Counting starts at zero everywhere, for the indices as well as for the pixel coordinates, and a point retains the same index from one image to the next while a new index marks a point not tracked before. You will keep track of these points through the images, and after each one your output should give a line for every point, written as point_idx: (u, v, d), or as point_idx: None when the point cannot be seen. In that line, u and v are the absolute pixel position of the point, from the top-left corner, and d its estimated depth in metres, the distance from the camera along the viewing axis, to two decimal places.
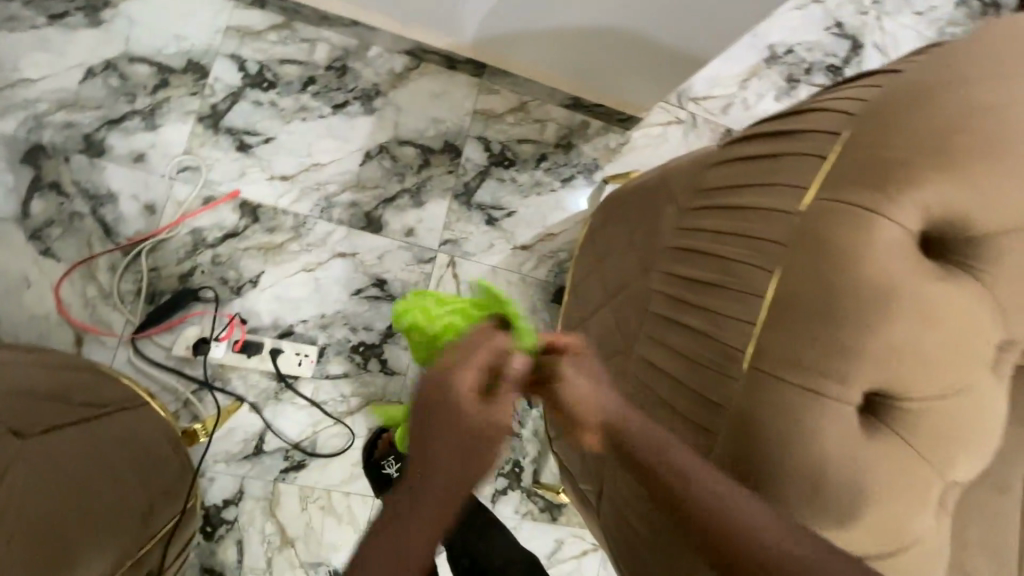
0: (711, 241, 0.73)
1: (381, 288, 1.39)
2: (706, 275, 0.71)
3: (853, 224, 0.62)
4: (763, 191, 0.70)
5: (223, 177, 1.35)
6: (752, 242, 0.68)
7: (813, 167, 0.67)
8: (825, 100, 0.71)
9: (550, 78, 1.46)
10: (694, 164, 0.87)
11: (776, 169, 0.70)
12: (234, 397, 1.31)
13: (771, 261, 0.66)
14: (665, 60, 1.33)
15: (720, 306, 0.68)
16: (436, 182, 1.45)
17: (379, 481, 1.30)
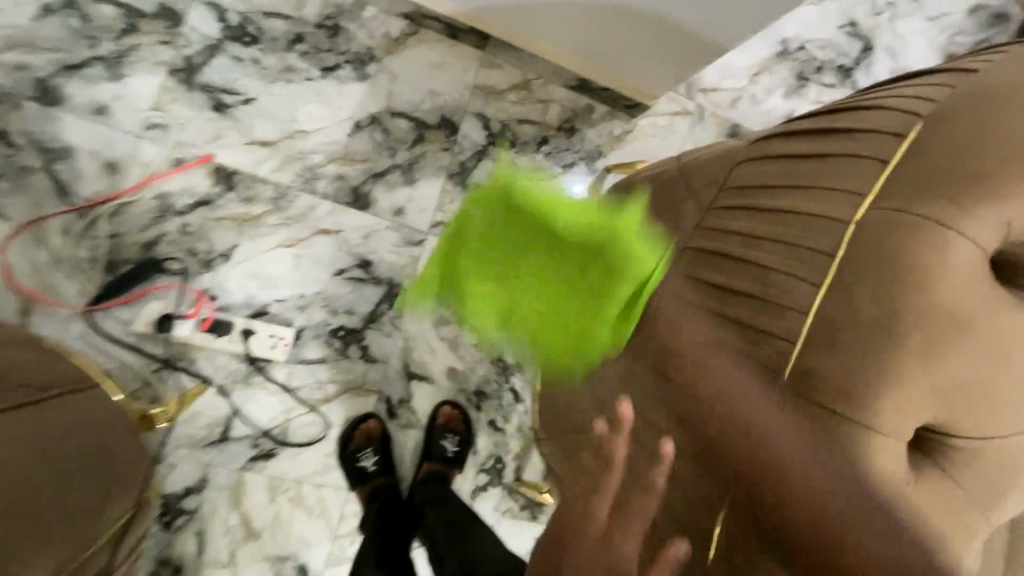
0: (746, 249, 0.71)
1: (365, 269, 1.30)
2: (746, 286, 0.70)
3: (918, 240, 0.61)
4: (815, 197, 0.68)
5: (196, 139, 1.23)
6: (797, 250, 0.67)
7: (870, 173, 0.65)
8: (878, 101, 0.70)
9: (559, 59, 1.35)
10: (716, 158, 0.85)
11: (828, 173, 0.68)
12: (200, 379, 1.21)
13: (821, 273, 0.65)
14: (672, 53, 1.17)
15: (756, 320, 0.68)
16: (430, 159, 1.35)
17: (354, 475, 1.24)
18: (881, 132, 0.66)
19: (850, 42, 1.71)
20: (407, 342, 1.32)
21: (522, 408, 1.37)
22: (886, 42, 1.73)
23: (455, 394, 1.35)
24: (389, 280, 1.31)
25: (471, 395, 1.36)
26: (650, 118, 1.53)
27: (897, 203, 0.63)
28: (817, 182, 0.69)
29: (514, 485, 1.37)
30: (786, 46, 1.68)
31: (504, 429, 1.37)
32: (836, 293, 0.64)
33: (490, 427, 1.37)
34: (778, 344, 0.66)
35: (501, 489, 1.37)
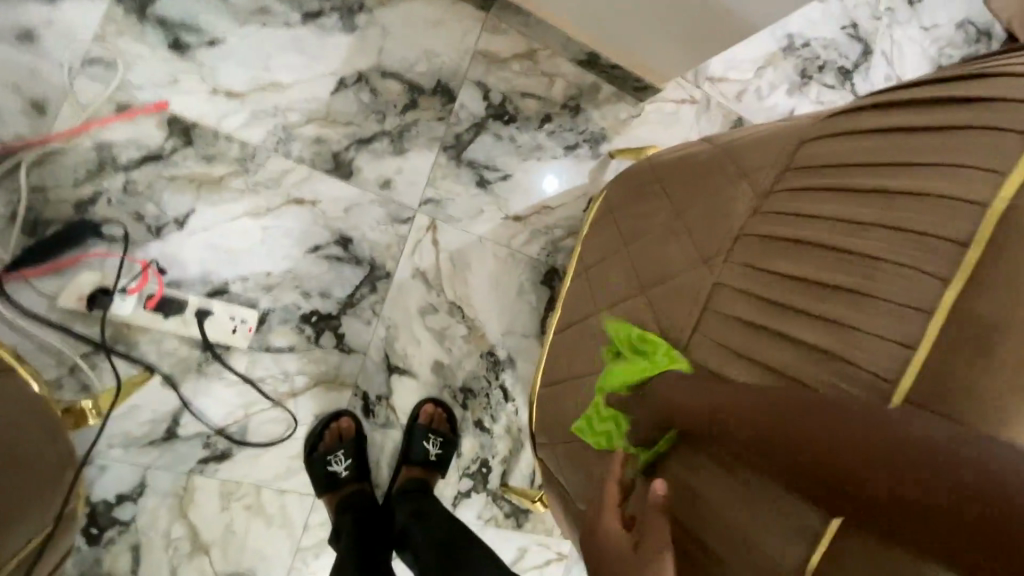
0: (834, 235, 0.60)
1: (344, 248, 1.14)
2: (837, 277, 0.58)
3: None
4: (932, 177, 0.55)
5: (146, 82, 1.05)
6: (909, 237, 0.55)
7: (1008, 148, 0.52)
8: (991, 67, 0.56)
9: (566, 23, 1.23)
10: (771, 135, 0.74)
11: (943, 149, 0.55)
12: (142, 366, 1.03)
13: (944, 265, 0.52)
14: (693, 39, 1.09)
15: (861, 321, 0.55)
16: (423, 128, 1.20)
17: (324, 480, 1.09)
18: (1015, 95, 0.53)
19: (852, 45, 1.54)
20: (390, 331, 1.17)
21: (512, 408, 1.24)
22: (885, 47, 1.57)
23: (440, 392, 1.21)
24: (371, 261, 1.16)
25: (457, 392, 1.22)
26: (657, 104, 1.38)
27: None
28: (928, 160, 0.56)
29: (499, 491, 1.25)
30: (791, 41, 1.50)
31: (491, 430, 1.24)
32: (973, 298, 0.50)
33: (476, 427, 1.23)
34: (883, 348, 0.53)
35: (485, 496, 1.24)
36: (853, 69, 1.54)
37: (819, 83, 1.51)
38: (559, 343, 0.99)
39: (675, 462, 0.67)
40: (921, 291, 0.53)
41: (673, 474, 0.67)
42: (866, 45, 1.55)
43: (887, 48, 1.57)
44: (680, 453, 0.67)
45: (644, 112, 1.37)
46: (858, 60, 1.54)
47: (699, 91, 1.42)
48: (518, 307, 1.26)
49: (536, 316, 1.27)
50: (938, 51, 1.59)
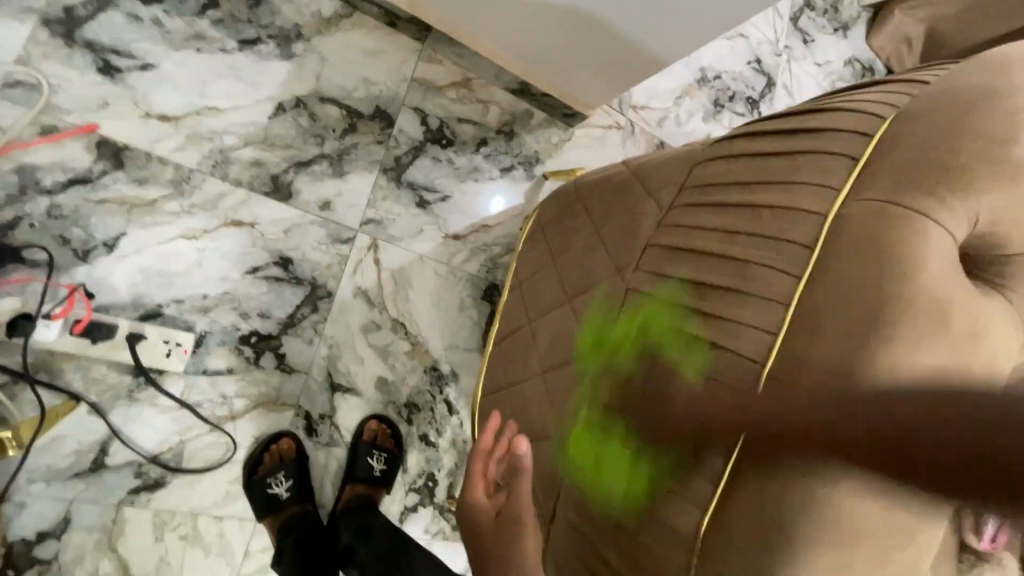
0: (716, 244, 0.67)
1: (284, 268, 1.15)
2: (714, 277, 0.65)
3: (898, 227, 0.55)
4: (789, 190, 0.62)
5: (76, 106, 1.04)
6: (773, 244, 0.62)
7: (841, 170, 0.60)
8: (845, 103, 0.65)
9: (484, 48, 1.27)
10: (673, 159, 0.83)
11: (791, 167, 0.64)
12: (67, 395, 0.99)
13: (799, 265, 0.59)
14: (601, 67, 1.18)
15: (736, 315, 0.62)
16: (362, 151, 1.24)
17: (264, 504, 1.08)
18: (849, 129, 0.62)
19: (757, 77, 1.72)
20: (332, 350, 1.19)
21: (457, 420, 1.27)
22: (786, 80, 1.75)
23: (384, 408, 1.23)
24: (312, 282, 1.18)
25: (402, 408, 1.24)
26: (586, 129, 1.47)
27: (881, 197, 0.57)
28: (782, 178, 0.64)
29: (446, 504, 1.27)
30: (704, 74, 1.66)
31: (435, 443, 1.26)
32: (816, 293, 0.58)
33: (422, 442, 1.25)
34: (759, 336, 0.60)
35: (432, 510, 1.26)
36: (759, 98, 1.71)
37: (731, 111, 1.67)
38: (498, 353, 1.04)
39: (595, 450, 0.72)
40: (778, 287, 0.60)
41: (592, 462, 0.72)
42: (769, 78, 1.73)
43: (789, 80, 1.76)
44: (599, 440, 0.72)
45: (573, 137, 1.46)
46: (762, 90, 1.71)
47: (624, 118, 1.54)
48: (459, 322, 1.30)
49: (477, 329, 1.32)
50: (832, 82, 1.78)
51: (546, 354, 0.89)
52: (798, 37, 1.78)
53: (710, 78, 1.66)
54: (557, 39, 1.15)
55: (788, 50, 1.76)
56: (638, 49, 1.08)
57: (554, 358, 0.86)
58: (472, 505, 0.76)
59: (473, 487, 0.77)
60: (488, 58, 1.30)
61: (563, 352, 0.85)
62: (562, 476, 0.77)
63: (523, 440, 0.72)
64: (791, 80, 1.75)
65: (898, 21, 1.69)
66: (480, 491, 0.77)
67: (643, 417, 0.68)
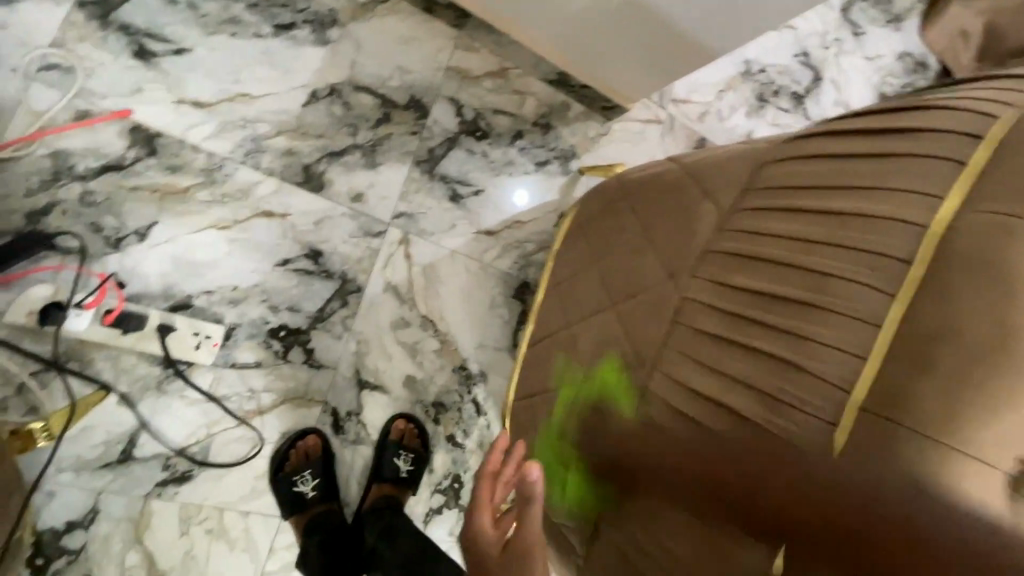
0: (789, 253, 0.61)
1: (314, 261, 1.13)
2: (784, 289, 0.59)
3: (1011, 240, 0.48)
4: (877, 198, 0.56)
5: (109, 90, 1.02)
6: (856, 255, 0.55)
7: (946, 175, 0.53)
8: (938, 101, 0.58)
9: (520, 35, 1.24)
10: (732, 158, 0.77)
11: (877, 172, 0.58)
12: (96, 385, 0.98)
13: (894, 281, 0.52)
14: (641, 61, 1.12)
15: (810, 333, 0.55)
16: (396, 142, 1.20)
17: (289, 503, 1.06)
18: (954, 128, 0.55)
19: (804, 71, 1.62)
20: (361, 345, 1.16)
21: (485, 422, 1.23)
22: (834, 74, 1.65)
23: (411, 407, 1.19)
24: (342, 275, 1.15)
25: (429, 407, 1.21)
26: (624, 123, 1.41)
27: (997, 207, 0.50)
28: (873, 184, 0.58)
29: None
30: (749, 67, 1.58)
31: (462, 444, 1.22)
32: (914, 313, 0.50)
33: (448, 442, 1.22)
34: (842, 359, 0.53)
35: (457, 512, 1.22)
36: (805, 93, 1.62)
37: (775, 106, 1.59)
38: (535, 355, 1.01)
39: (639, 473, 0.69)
40: (863, 303, 0.53)
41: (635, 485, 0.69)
42: (817, 71, 1.63)
43: (837, 74, 1.66)
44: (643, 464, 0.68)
45: (611, 131, 1.40)
46: (808, 85, 1.62)
47: (664, 112, 1.47)
48: (490, 321, 1.26)
49: (507, 328, 1.27)
50: (883, 77, 1.68)
51: (587, 361, 0.84)
52: (848, 29, 1.68)
53: (754, 72, 1.58)
54: (596, 34, 1.11)
55: (837, 43, 1.66)
56: (683, 43, 1.01)
57: (594, 367, 0.82)
58: (482, 536, 0.72)
59: (482, 516, 0.73)
60: (526, 47, 1.28)
61: (605, 361, 0.80)
62: (605, 492, 0.74)
63: (533, 466, 0.66)
64: (839, 74, 1.66)
65: (958, 11, 1.58)
66: (487, 520, 0.73)
67: (696, 439, 0.62)
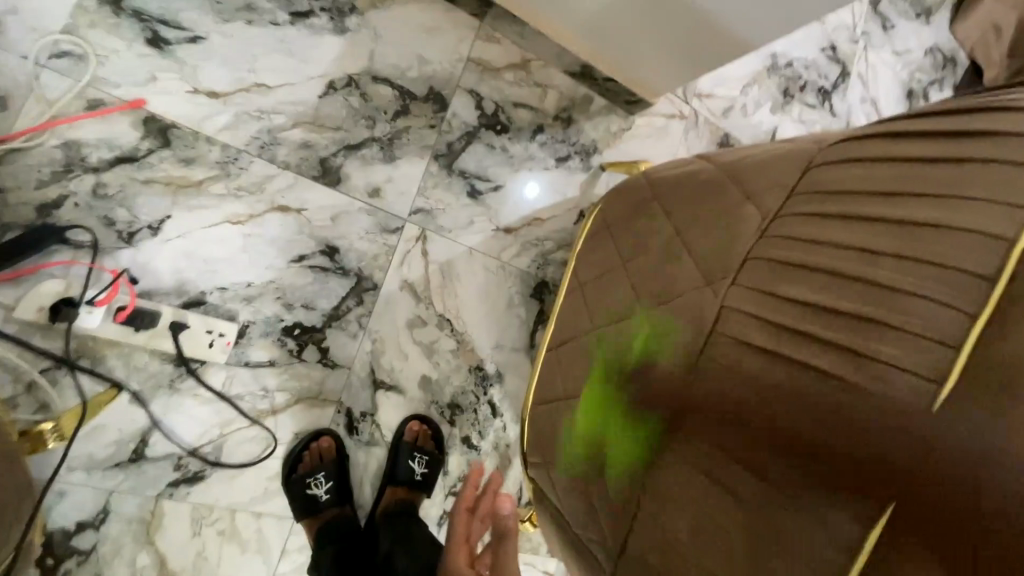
0: (852, 262, 0.56)
1: (330, 257, 1.09)
2: (844, 301, 0.55)
3: None
4: (954, 208, 0.52)
5: (122, 79, 0.98)
6: (931, 269, 0.51)
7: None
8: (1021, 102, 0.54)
9: (545, 22, 1.19)
10: (780, 160, 0.74)
11: (948, 178, 0.54)
12: (108, 382, 0.95)
13: (976, 301, 0.47)
14: (671, 54, 1.09)
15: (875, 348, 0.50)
16: (414, 135, 1.16)
17: (303, 506, 1.04)
18: None
19: (831, 66, 1.57)
20: (376, 345, 1.13)
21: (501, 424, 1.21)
22: (861, 69, 1.60)
23: (427, 408, 1.17)
24: (358, 272, 1.12)
25: (444, 408, 1.18)
26: (647, 118, 1.36)
27: None
28: (950, 194, 0.53)
29: None
30: (776, 60, 1.51)
31: (478, 446, 1.20)
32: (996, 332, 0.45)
33: (463, 444, 1.19)
34: (911, 379, 0.47)
35: None
36: (832, 88, 1.57)
37: (801, 102, 1.54)
38: (558, 359, 0.98)
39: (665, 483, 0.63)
40: (938, 324, 0.48)
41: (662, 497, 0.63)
42: (844, 66, 1.58)
43: (863, 69, 1.60)
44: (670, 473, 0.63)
45: (634, 127, 1.35)
46: (835, 79, 1.57)
47: (688, 107, 1.42)
48: (508, 320, 1.23)
49: (524, 328, 1.24)
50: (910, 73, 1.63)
51: (616, 369, 0.81)
52: (877, 22, 1.62)
53: (781, 65, 1.52)
54: (627, 22, 1.06)
55: (865, 36, 1.61)
56: (720, 34, 0.97)
57: (627, 373, 0.78)
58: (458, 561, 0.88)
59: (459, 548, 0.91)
60: (550, 36, 1.23)
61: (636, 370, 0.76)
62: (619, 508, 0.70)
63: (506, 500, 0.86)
64: (866, 69, 1.60)
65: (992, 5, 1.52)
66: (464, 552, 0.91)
67: (736, 452, 0.56)
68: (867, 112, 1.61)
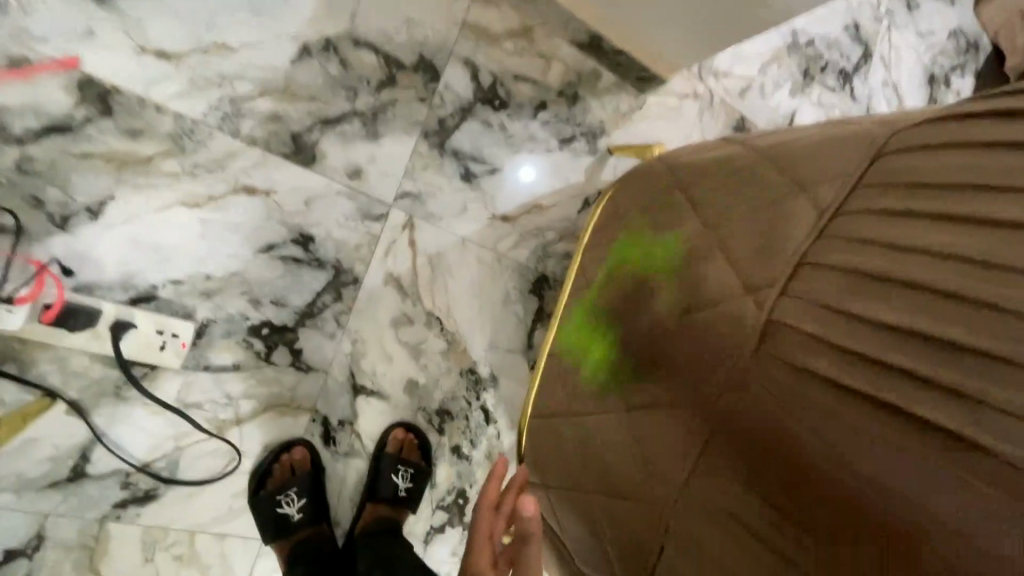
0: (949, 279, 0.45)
1: (304, 247, 0.96)
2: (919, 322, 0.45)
3: None
4: None
5: (52, 33, 0.83)
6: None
7: None
8: None
9: None
10: (831, 144, 0.62)
11: None
12: (41, 390, 0.82)
13: None
14: (697, 19, 0.95)
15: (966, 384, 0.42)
16: (401, 109, 1.02)
17: (272, 525, 0.93)
18: None
19: (853, 46, 1.43)
20: (356, 346, 1.01)
21: (495, 433, 1.09)
22: (883, 51, 1.47)
23: (413, 415, 1.05)
24: (335, 265, 0.99)
25: (433, 415, 1.07)
26: (659, 97, 1.23)
27: None
28: None
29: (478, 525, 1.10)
30: (796, 38, 1.37)
31: (470, 457, 1.08)
32: None
33: (453, 454, 1.08)
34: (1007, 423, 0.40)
35: (461, 530, 1.09)
36: (854, 70, 1.44)
37: (822, 85, 1.40)
38: (561, 367, 0.86)
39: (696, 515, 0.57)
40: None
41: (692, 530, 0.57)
42: (867, 47, 1.45)
43: (886, 52, 1.48)
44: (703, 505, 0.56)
45: (645, 106, 1.22)
46: (857, 61, 1.44)
47: (704, 86, 1.28)
48: (504, 318, 1.11)
49: (521, 328, 1.12)
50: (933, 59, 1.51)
51: (629, 383, 0.70)
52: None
53: (801, 43, 1.38)
54: None
55: (889, 15, 1.47)
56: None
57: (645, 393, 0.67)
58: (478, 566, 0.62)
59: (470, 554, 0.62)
60: None
61: (655, 387, 0.66)
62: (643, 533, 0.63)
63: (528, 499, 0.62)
64: (888, 51, 1.48)
65: None
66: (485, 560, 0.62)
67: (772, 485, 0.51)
68: (888, 97, 1.48)
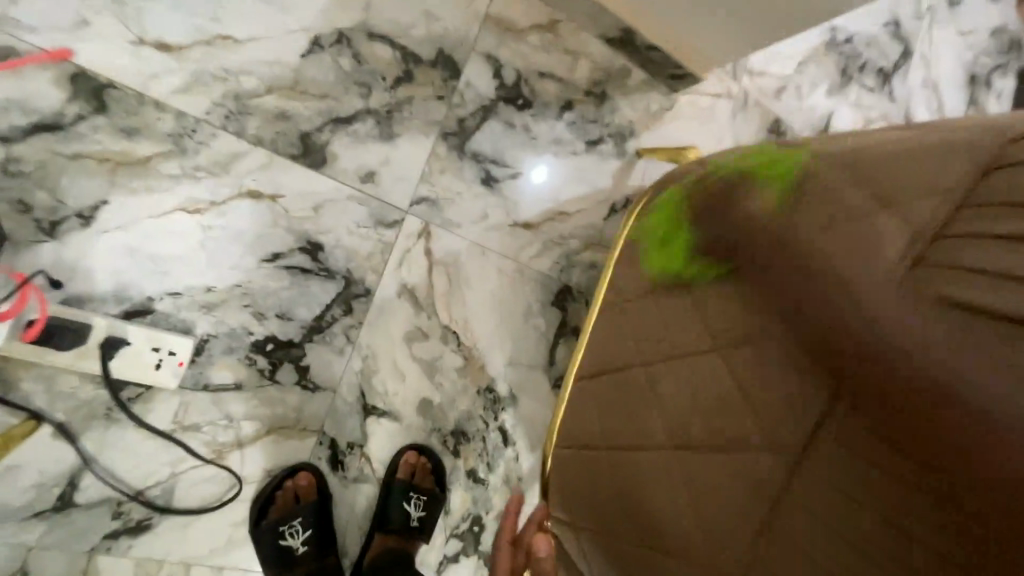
0: None
1: (311, 257, 0.89)
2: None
3: None
4: None
5: (42, 23, 0.77)
6: None
7: None
8: None
9: None
10: (941, 149, 0.52)
11: None
12: (25, 412, 0.76)
13: None
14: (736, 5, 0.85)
15: None
16: (418, 108, 0.95)
17: (275, 559, 0.86)
18: None
19: (893, 44, 1.33)
20: (366, 364, 0.93)
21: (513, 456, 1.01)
22: (924, 50, 1.36)
23: (427, 437, 0.97)
24: (346, 276, 0.91)
25: (448, 437, 0.98)
26: (691, 96, 1.14)
27: None
28: None
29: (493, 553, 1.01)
30: (835, 34, 1.28)
31: (484, 481, 1.00)
32: None
33: (468, 479, 1.00)
34: None
35: (476, 559, 1.01)
36: (893, 70, 1.33)
37: (860, 85, 1.30)
38: (596, 390, 0.77)
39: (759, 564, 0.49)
40: None
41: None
42: (908, 45, 1.34)
43: (927, 50, 1.37)
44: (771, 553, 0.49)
45: (676, 105, 1.13)
46: (897, 61, 1.33)
47: (738, 86, 1.19)
48: (524, 333, 1.03)
49: (543, 344, 1.04)
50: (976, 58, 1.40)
51: (679, 412, 0.60)
52: None
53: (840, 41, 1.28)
54: None
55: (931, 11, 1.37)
56: None
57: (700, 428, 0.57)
58: None
59: None
60: None
61: (711, 417, 0.57)
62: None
63: None
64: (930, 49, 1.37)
65: None
66: None
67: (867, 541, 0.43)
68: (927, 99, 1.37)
